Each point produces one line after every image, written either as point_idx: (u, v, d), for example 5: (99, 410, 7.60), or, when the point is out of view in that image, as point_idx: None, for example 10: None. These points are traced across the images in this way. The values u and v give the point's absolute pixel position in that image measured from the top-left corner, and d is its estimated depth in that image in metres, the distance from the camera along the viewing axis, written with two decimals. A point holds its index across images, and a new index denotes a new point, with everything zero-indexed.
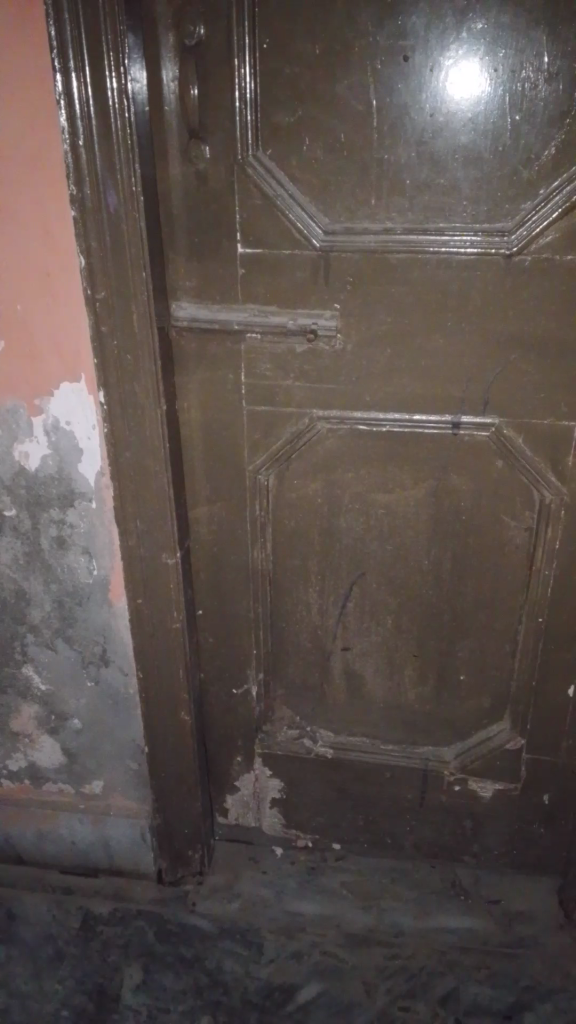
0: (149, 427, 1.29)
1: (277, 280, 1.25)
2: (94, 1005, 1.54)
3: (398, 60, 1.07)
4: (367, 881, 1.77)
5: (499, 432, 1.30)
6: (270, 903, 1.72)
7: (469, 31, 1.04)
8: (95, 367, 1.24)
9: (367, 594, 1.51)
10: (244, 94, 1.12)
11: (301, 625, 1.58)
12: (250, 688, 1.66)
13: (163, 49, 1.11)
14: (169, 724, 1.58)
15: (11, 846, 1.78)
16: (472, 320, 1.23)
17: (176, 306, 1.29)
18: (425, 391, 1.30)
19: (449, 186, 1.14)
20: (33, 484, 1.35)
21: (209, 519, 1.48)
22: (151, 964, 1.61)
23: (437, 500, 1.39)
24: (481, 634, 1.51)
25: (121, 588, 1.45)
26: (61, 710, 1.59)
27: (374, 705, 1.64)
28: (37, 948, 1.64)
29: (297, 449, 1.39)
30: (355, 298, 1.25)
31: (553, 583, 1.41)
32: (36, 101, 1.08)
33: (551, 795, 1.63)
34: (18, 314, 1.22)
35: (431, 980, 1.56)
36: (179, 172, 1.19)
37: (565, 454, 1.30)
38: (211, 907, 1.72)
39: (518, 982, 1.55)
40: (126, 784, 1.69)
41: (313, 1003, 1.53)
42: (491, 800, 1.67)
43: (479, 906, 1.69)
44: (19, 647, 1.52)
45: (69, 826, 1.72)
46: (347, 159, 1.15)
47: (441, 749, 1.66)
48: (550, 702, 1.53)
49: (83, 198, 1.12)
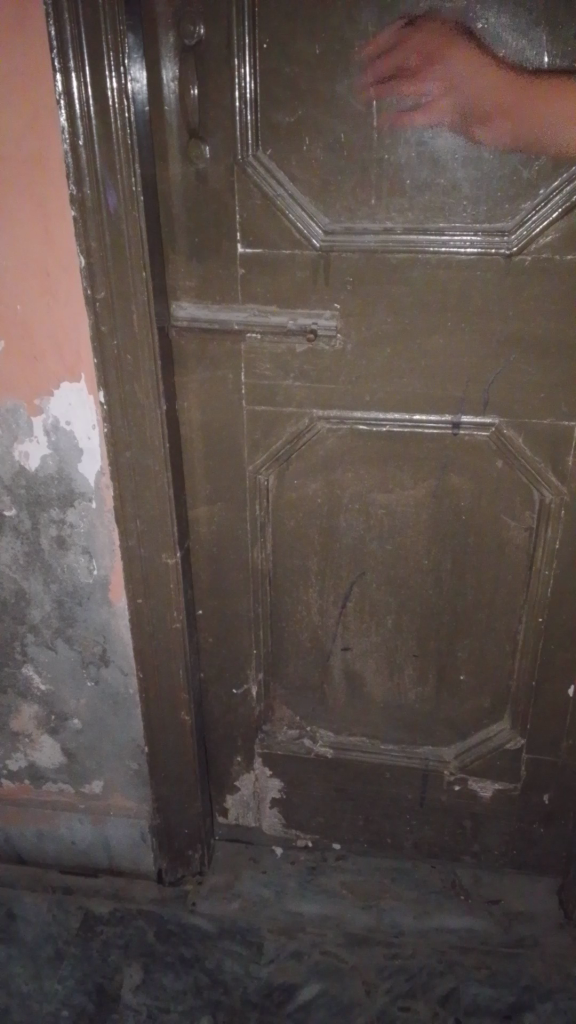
0: (149, 426, 1.29)
1: (277, 279, 1.25)
2: (93, 1005, 1.54)
3: (398, 60, 1.07)
4: (367, 882, 1.77)
5: (499, 431, 1.30)
6: (270, 903, 1.72)
7: (469, 30, 1.04)
8: (95, 367, 1.24)
9: (367, 593, 1.51)
10: (244, 95, 1.12)
11: (301, 625, 1.58)
12: (250, 687, 1.66)
13: (164, 49, 1.11)
14: (168, 723, 1.58)
15: (12, 846, 1.78)
16: (472, 321, 1.23)
17: (176, 306, 1.29)
18: (424, 391, 1.30)
19: (449, 186, 1.14)
20: (33, 484, 1.35)
21: (210, 519, 1.48)
22: (151, 964, 1.61)
23: (438, 499, 1.39)
24: (481, 633, 1.51)
25: (121, 587, 1.45)
26: (61, 709, 1.59)
27: (373, 704, 1.64)
28: (37, 948, 1.64)
29: (297, 448, 1.39)
30: (355, 299, 1.25)
31: (553, 583, 1.40)
32: (37, 101, 1.08)
33: (550, 794, 1.63)
34: (19, 315, 1.22)
35: (430, 980, 1.56)
36: (179, 172, 1.19)
37: (566, 453, 1.30)
38: (210, 907, 1.72)
39: (519, 982, 1.55)
40: (126, 785, 1.68)
41: (313, 1003, 1.53)
42: (491, 800, 1.67)
43: (478, 906, 1.69)
44: (18, 647, 1.52)
45: (68, 825, 1.72)
46: (346, 160, 1.15)
47: (440, 749, 1.66)
48: (551, 701, 1.53)
49: (83, 198, 1.12)
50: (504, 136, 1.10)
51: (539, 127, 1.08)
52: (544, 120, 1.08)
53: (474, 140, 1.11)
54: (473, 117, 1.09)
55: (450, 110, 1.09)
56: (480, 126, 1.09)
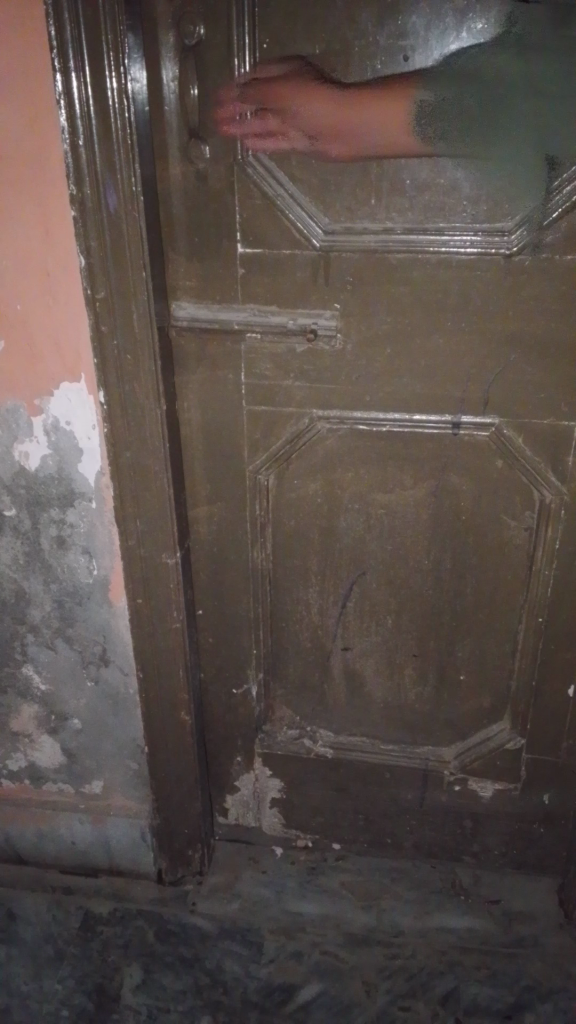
0: (149, 426, 1.29)
1: (277, 279, 1.25)
2: (93, 1004, 1.54)
3: (398, 60, 1.07)
4: (367, 882, 1.77)
5: (499, 431, 1.30)
6: (270, 903, 1.72)
7: (469, 30, 1.04)
8: (95, 367, 1.24)
9: (367, 593, 1.51)
10: (244, 95, 1.13)
11: (301, 625, 1.58)
12: (250, 688, 1.66)
13: (164, 49, 1.11)
14: (168, 723, 1.58)
15: (12, 846, 1.78)
16: (471, 321, 1.23)
17: (176, 306, 1.29)
18: (424, 391, 1.30)
19: (449, 185, 1.14)
20: (33, 484, 1.35)
21: (210, 519, 1.48)
22: (151, 964, 1.61)
23: (438, 499, 1.39)
24: (481, 633, 1.51)
25: (121, 587, 1.45)
26: (61, 709, 1.59)
27: (373, 704, 1.64)
28: (37, 948, 1.64)
29: (297, 448, 1.39)
30: (355, 299, 1.25)
31: (553, 583, 1.40)
32: (37, 101, 1.08)
33: (551, 794, 1.63)
34: (19, 314, 1.22)
35: (430, 980, 1.56)
36: (179, 172, 1.19)
37: (566, 453, 1.30)
38: (210, 908, 1.72)
39: (519, 982, 1.55)
40: (126, 785, 1.68)
41: (313, 1003, 1.53)
42: (491, 800, 1.67)
43: (478, 906, 1.69)
44: (18, 647, 1.52)
45: (68, 825, 1.72)
46: (346, 160, 1.15)
47: (440, 749, 1.66)
48: (551, 701, 1.52)
49: (83, 198, 1.12)
50: (348, 147, 1.13)
51: (370, 139, 1.12)
52: (370, 133, 1.11)
53: (324, 158, 1.15)
54: (325, 136, 1.13)
55: (302, 134, 1.14)
56: (329, 141, 1.13)
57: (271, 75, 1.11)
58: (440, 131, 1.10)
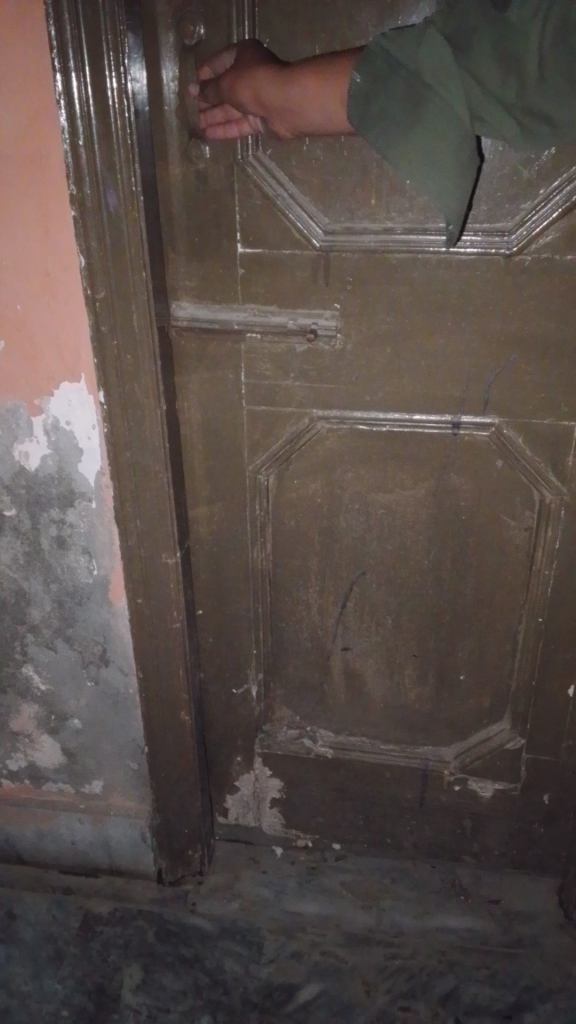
0: (149, 426, 1.29)
1: (277, 279, 1.25)
2: (93, 1004, 1.54)
3: None
4: (367, 882, 1.77)
5: (498, 431, 1.30)
6: (270, 903, 1.72)
7: None
8: (95, 367, 1.24)
9: (367, 593, 1.51)
10: None
11: (301, 625, 1.58)
12: (250, 688, 1.66)
13: (164, 49, 1.12)
14: (169, 723, 1.58)
15: (12, 846, 1.78)
16: (471, 321, 1.23)
17: (176, 306, 1.29)
18: (424, 391, 1.30)
19: None
20: (33, 484, 1.35)
21: (210, 519, 1.48)
22: (151, 964, 1.61)
23: (437, 500, 1.39)
24: (481, 633, 1.51)
25: (121, 587, 1.45)
26: (61, 709, 1.59)
27: (373, 704, 1.64)
28: (37, 948, 1.64)
29: (297, 448, 1.39)
30: (355, 299, 1.25)
31: (553, 583, 1.40)
32: (37, 102, 1.08)
33: (551, 794, 1.63)
34: (19, 315, 1.22)
35: (430, 980, 1.56)
36: (179, 173, 1.19)
37: (565, 453, 1.30)
38: (210, 908, 1.72)
39: (519, 982, 1.55)
40: (126, 784, 1.68)
41: (313, 1003, 1.53)
42: (491, 800, 1.67)
43: (478, 906, 1.69)
44: (19, 647, 1.52)
45: (68, 825, 1.72)
46: (346, 160, 1.15)
47: (440, 749, 1.66)
48: (551, 701, 1.52)
49: (83, 198, 1.12)
50: (290, 129, 1.09)
51: (320, 116, 1.04)
52: (311, 113, 1.04)
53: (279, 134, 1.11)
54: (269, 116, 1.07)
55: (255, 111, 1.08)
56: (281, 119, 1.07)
57: (219, 69, 1.10)
58: (362, 119, 0.98)
